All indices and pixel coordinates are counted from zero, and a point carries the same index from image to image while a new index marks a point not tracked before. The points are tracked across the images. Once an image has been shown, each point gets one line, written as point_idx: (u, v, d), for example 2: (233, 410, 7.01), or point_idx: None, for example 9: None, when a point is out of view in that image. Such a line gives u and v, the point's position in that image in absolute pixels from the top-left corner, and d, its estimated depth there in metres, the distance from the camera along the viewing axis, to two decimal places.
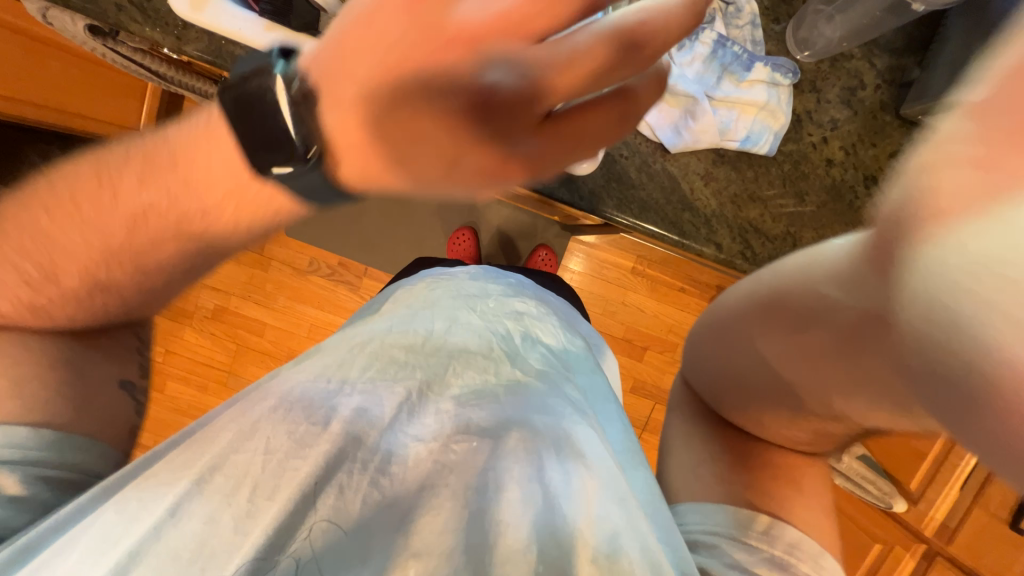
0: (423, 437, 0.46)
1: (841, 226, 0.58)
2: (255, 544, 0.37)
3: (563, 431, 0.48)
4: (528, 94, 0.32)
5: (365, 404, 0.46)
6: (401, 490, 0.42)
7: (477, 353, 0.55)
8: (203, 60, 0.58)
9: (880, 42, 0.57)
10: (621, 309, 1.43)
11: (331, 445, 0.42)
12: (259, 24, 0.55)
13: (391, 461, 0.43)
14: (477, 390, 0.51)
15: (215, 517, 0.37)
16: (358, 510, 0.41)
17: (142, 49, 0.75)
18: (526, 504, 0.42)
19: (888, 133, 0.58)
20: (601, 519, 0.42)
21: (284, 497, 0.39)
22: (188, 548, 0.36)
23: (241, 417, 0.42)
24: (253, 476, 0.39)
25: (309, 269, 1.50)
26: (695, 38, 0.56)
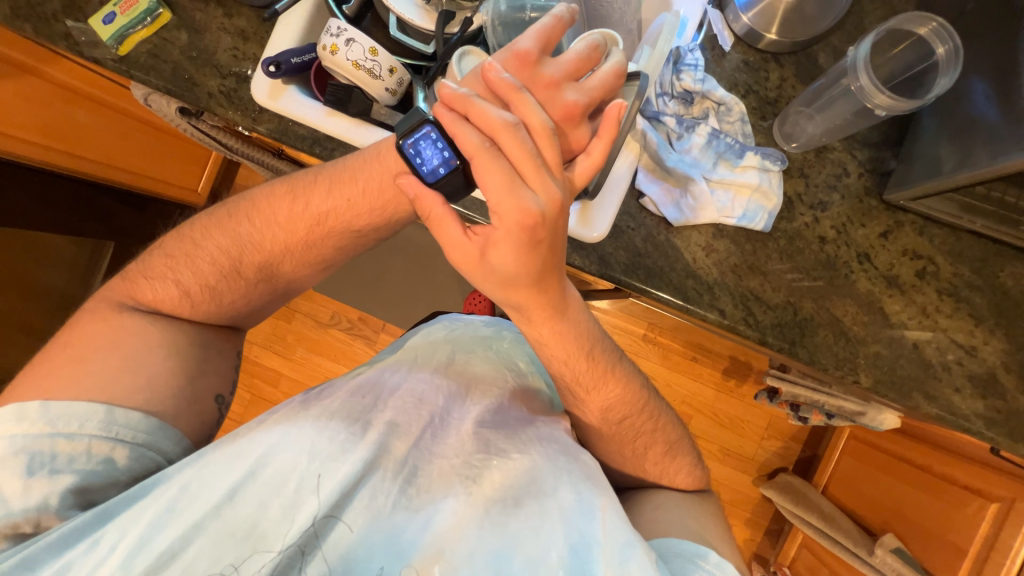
0: (445, 455, 0.56)
1: (839, 297, 0.63)
2: (302, 527, 0.49)
3: (555, 461, 0.56)
4: (499, 158, 0.46)
5: (396, 422, 0.56)
6: (423, 497, 0.53)
7: (489, 384, 0.64)
8: (271, 136, 0.69)
9: (859, 138, 0.64)
10: None
11: (365, 454, 0.52)
12: (322, 111, 0.65)
13: (417, 473, 0.54)
14: (492, 416, 0.60)
15: (265, 503, 0.49)
16: (384, 507, 0.51)
17: (219, 126, 0.89)
18: (511, 516, 0.52)
19: (876, 215, 0.64)
20: (570, 537, 0.50)
21: (324, 490, 0.50)
22: (246, 524, 0.48)
23: (289, 425, 0.52)
24: (299, 472, 0.50)
25: (329, 322, 1.57)
26: (692, 131, 0.63)
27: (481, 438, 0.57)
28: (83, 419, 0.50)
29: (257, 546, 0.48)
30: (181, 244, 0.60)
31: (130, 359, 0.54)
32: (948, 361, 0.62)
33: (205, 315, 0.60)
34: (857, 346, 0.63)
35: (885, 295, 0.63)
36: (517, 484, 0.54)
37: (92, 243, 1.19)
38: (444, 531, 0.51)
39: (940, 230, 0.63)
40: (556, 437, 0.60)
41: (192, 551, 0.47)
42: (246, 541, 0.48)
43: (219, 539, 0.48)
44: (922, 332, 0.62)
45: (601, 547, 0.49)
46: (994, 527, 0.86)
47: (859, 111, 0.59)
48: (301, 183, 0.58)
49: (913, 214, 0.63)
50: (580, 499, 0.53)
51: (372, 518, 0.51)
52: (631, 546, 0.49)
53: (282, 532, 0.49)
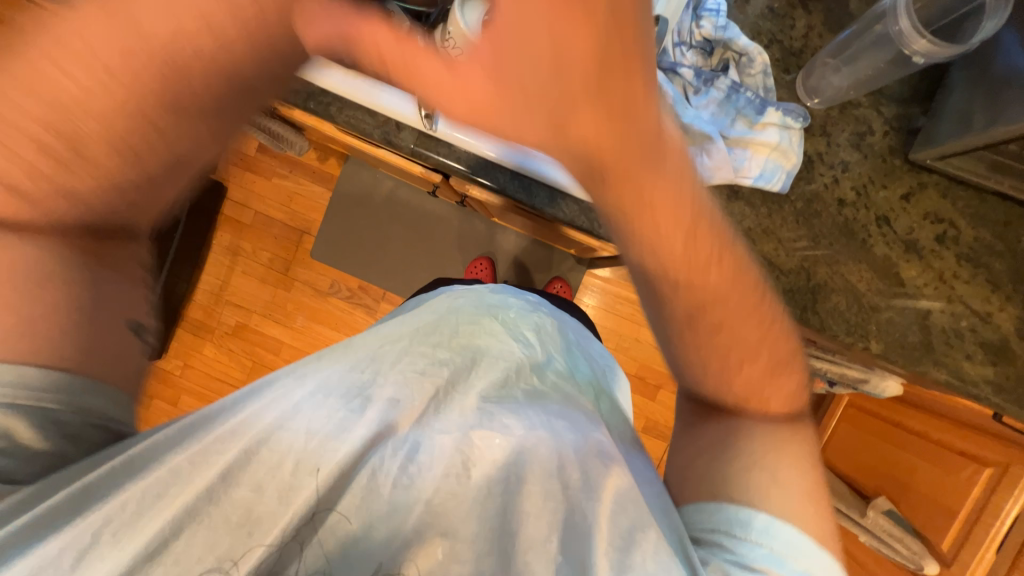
0: (446, 431, 0.54)
1: (855, 262, 0.61)
2: (301, 509, 0.47)
3: (574, 432, 0.54)
4: None
5: (397, 397, 0.55)
6: (425, 476, 0.51)
7: (493, 357, 0.63)
8: (261, 89, 0.65)
9: (886, 93, 0.61)
10: (633, 345, 1.47)
11: (366, 431, 0.52)
12: (316, 61, 0.61)
13: (417, 451, 0.52)
14: (495, 391, 0.58)
15: (261, 486, 0.47)
16: (383, 487, 0.50)
17: None
18: (511, 494, 0.51)
19: (899, 176, 0.61)
20: (601, 511, 0.49)
21: (322, 472, 0.48)
22: (241, 508, 0.46)
23: (284, 404, 0.51)
24: (297, 451, 0.49)
25: (329, 290, 1.55)
26: (710, 84, 0.60)
27: (482, 413, 0.56)
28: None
29: (254, 533, 0.46)
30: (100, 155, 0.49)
31: None
32: (962, 328, 0.61)
33: None
34: (870, 313, 0.61)
35: (902, 260, 0.61)
36: (522, 462, 0.52)
37: None
38: (445, 511, 0.50)
39: (963, 192, 0.60)
40: (563, 412, 0.57)
41: (188, 536, 0.45)
42: (242, 527, 0.46)
43: (215, 524, 0.46)
44: (937, 298, 0.61)
45: (601, 536, 0.48)
46: (985, 493, 0.88)
47: (894, 59, 0.54)
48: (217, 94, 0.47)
49: (937, 175, 0.60)
50: (587, 476, 0.51)
51: (372, 499, 0.50)
52: (634, 530, 0.46)
53: (280, 514, 0.47)
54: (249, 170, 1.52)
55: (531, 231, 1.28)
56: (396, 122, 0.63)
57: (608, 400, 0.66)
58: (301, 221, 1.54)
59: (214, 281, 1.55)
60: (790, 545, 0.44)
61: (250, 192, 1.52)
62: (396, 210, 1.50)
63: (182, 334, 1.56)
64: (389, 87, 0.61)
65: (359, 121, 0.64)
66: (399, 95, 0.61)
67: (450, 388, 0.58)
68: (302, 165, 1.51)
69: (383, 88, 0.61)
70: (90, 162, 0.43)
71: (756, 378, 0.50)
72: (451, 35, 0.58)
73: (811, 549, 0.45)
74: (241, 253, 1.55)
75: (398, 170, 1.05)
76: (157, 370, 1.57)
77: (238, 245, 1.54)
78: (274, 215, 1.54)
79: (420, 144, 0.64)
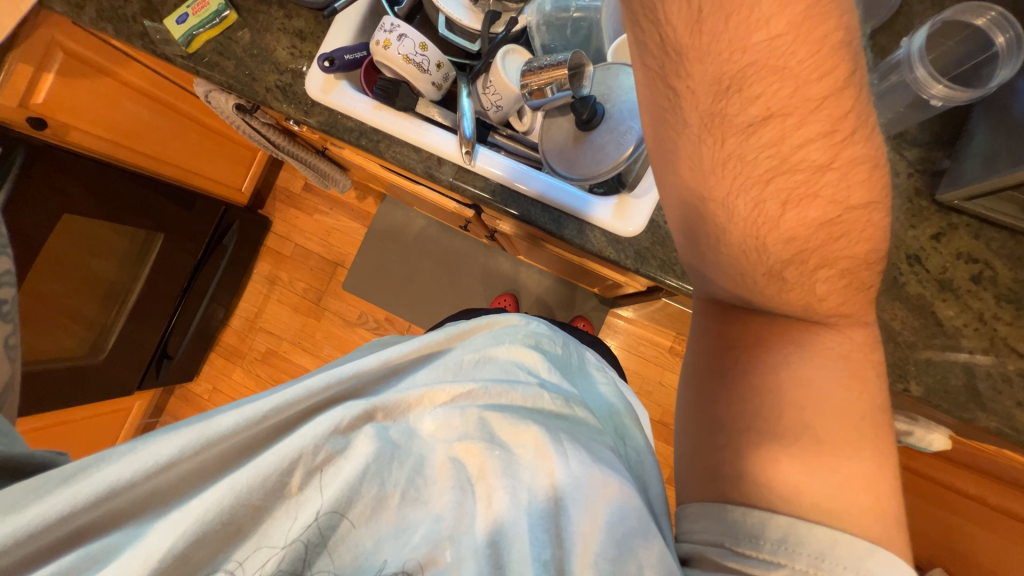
0: (449, 442, 0.51)
1: (887, 299, 0.61)
2: (304, 522, 0.45)
3: (574, 448, 0.50)
4: None
5: (395, 411, 0.52)
6: (431, 489, 0.49)
7: (495, 368, 0.58)
8: (321, 128, 0.72)
9: (908, 137, 0.63)
10: (657, 389, 1.43)
11: (370, 447, 0.48)
12: (370, 104, 0.68)
13: (423, 465, 0.50)
14: (500, 405, 0.54)
15: (265, 502, 0.45)
16: (390, 499, 0.47)
17: (269, 124, 0.94)
18: (523, 512, 0.47)
19: (928, 217, 0.61)
20: (591, 522, 0.45)
21: (326, 484, 0.46)
22: (243, 521, 0.44)
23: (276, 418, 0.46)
24: (299, 463, 0.46)
25: (357, 321, 1.60)
26: None
27: (488, 428, 0.52)
28: None
29: (259, 537, 0.45)
30: None
31: None
32: (1009, 371, 0.58)
33: None
34: (908, 352, 0.60)
35: (938, 300, 0.60)
36: (526, 475, 0.49)
37: (145, 233, 1.14)
38: (455, 525, 0.47)
39: (997, 233, 0.60)
40: (569, 426, 0.53)
41: (196, 549, 0.43)
42: (245, 539, 0.45)
43: (217, 535, 0.43)
44: (979, 340, 0.59)
45: (584, 538, 0.45)
46: None
47: (913, 104, 0.56)
48: None
49: (967, 216, 0.61)
50: (580, 488, 0.47)
51: (380, 512, 0.47)
52: (631, 537, 0.44)
53: (286, 524, 0.45)
54: (293, 206, 1.64)
55: (556, 269, 1.33)
56: (439, 158, 0.69)
57: (608, 406, 0.62)
58: (337, 254, 1.62)
59: (250, 308, 1.63)
60: (818, 556, 0.39)
61: (291, 227, 1.63)
62: (426, 246, 1.57)
63: (215, 357, 1.63)
64: (435, 126, 0.67)
65: (405, 157, 0.70)
66: (444, 134, 0.67)
67: (458, 402, 0.53)
68: (342, 202, 1.62)
69: (428, 128, 0.68)
70: None
71: (772, 362, 0.45)
72: (492, 84, 0.66)
73: (853, 556, 0.38)
74: (278, 282, 1.63)
75: (432, 206, 1.11)
76: (187, 392, 1.63)
77: (275, 275, 1.63)
78: (312, 248, 1.63)
79: (459, 177, 0.69)
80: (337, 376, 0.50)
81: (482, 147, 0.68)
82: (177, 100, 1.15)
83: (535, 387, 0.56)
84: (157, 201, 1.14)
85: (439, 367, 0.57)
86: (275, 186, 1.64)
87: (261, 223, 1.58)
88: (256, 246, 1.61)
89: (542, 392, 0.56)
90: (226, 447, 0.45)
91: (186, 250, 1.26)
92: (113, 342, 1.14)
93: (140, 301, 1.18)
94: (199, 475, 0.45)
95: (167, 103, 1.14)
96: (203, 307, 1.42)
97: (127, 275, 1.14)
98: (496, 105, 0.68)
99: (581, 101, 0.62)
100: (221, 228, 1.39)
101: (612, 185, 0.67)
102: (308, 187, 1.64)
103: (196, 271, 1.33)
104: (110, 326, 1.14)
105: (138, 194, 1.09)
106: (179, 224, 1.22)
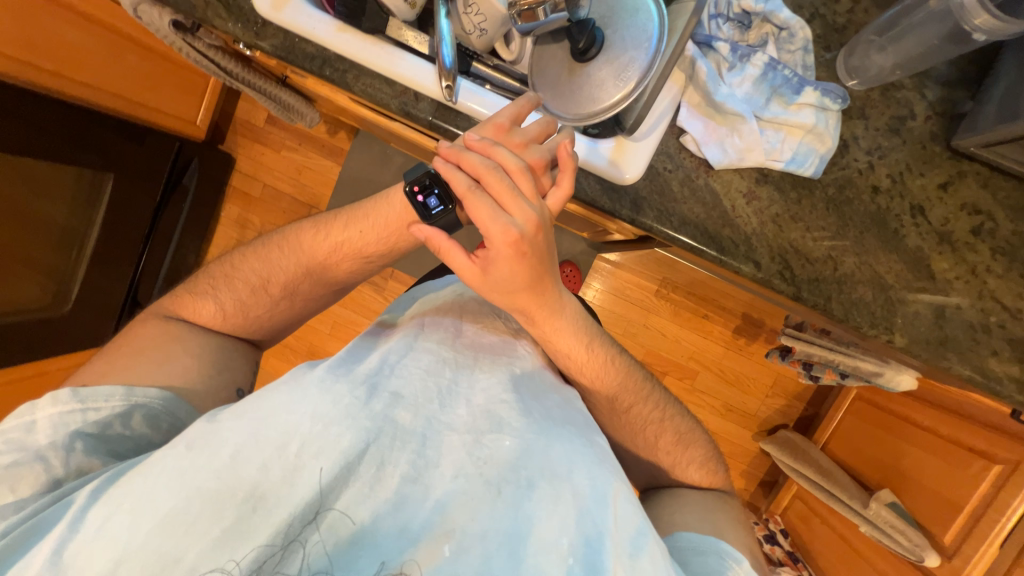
0: (455, 427, 0.50)
1: (885, 253, 0.59)
2: (296, 510, 0.44)
3: (578, 439, 0.53)
4: (472, 200, 0.49)
5: (402, 391, 0.50)
6: (434, 471, 0.47)
7: (505, 359, 0.59)
8: (276, 54, 0.62)
9: (932, 75, 0.59)
10: (642, 331, 1.43)
11: (371, 422, 0.47)
12: (332, 25, 0.58)
13: (427, 445, 0.48)
14: (508, 387, 0.54)
15: (264, 479, 0.44)
16: (388, 479, 0.46)
17: (216, 45, 0.81)
18: (535, 502, 0.47)
19: (938, 163, 0.59)
20: (614, 516, 0.47)
21: (325, 469, 0.44)
22: (232, 515, 0.43)
23: (295, 389, 0.48)
24: (301, 435, 0.45)
25: None
26: (746, 61, 0.57)
27: (497, 416, 0.51)
28: (107, 394, 0.53)
29: (240, 535, 0.43)
30: (221, 268, 0.65)
31: (171, 350, 0.59)
32: (990, 323, 0.59)
33: (233, 328, 0.64)
34: (896, 305, 0.59)
35: (935, 253, 0.59)
36: (532, 458, 0.49)
37: (91, 173, 1.03)
38: (455, 514, 0.45)
39: (1004, 183, 0.59)
40: (567, 418, 0.55)
41: (190, 523, 0.42)
42: (233, 530, 0.43)
43: (206, 533, 0.42)
44: (968, 293, 0.59)
45: (613, 537, 0.47)
46: (991, 489, 0.86)
47: (949, 36, 0.52)
48: (322, 221, 0.63)
49: (978, 164, 0.59)
50: (595, 484, 0.49)
51: (378, 489, 0.46)
52: (643, 535, 0.48)
53: (283, 498, 0.44)
54: (258, 141, 1.50)
55: None
56: (416, 93, 0.61)
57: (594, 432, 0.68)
58: (310, 195, 1.51)
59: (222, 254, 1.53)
60: None
61: (257, 164, 1.50)
62: None
63: None
64: (412, 53, 0.59)
65: (377, 91, 0.61)
66: (420, 64, 0.59)
67: (469, 392, 0.53)
68: (311, 137, 1.48)
69: (402, 56, 0.59)
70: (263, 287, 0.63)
71: None
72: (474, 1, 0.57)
73: None
74: (249, 226, 1.52)
75: (409, 144, 1.02)
76: None
77: (245, 218, 1.52)
78: (283, 188, 1.51)
79: (439, 116, 0.62)
80: (341, 370, 0.50)
81: (464, 80, 0.60)
82: (104, 13, 0.98)
83: (544, 385, 0.58)
84: (100, 134, 1.02)
85: (453, 353, 0.56)
86: (235, 118, 1.49)
87: (222, 160, 1.44)
88: (220, 186, 1.48)
89: (555, 392, 0.58)
90: (246, 420, 0.46)
91: (143, 190, 1.15)
92: (76, 291, 1.07)
93: (101, 246, 1.09)
94: (208, 443, 0.45)
95: (93, 18, 0.97)
96: (171, 255, 1.32)
97: (81, 220, 1.06)
98: (480, 28, 0.59)
99: (578, 25, 0.53)
100: (178, 167, 1.25)
101: (608, 126, 0.59)
102: (272, 118, 1.49)
103: (158, 214, 1.22)
104: (73, 274, 1.07)
105: (76, 125, 0.96)
106: (130, 161, 1.10)
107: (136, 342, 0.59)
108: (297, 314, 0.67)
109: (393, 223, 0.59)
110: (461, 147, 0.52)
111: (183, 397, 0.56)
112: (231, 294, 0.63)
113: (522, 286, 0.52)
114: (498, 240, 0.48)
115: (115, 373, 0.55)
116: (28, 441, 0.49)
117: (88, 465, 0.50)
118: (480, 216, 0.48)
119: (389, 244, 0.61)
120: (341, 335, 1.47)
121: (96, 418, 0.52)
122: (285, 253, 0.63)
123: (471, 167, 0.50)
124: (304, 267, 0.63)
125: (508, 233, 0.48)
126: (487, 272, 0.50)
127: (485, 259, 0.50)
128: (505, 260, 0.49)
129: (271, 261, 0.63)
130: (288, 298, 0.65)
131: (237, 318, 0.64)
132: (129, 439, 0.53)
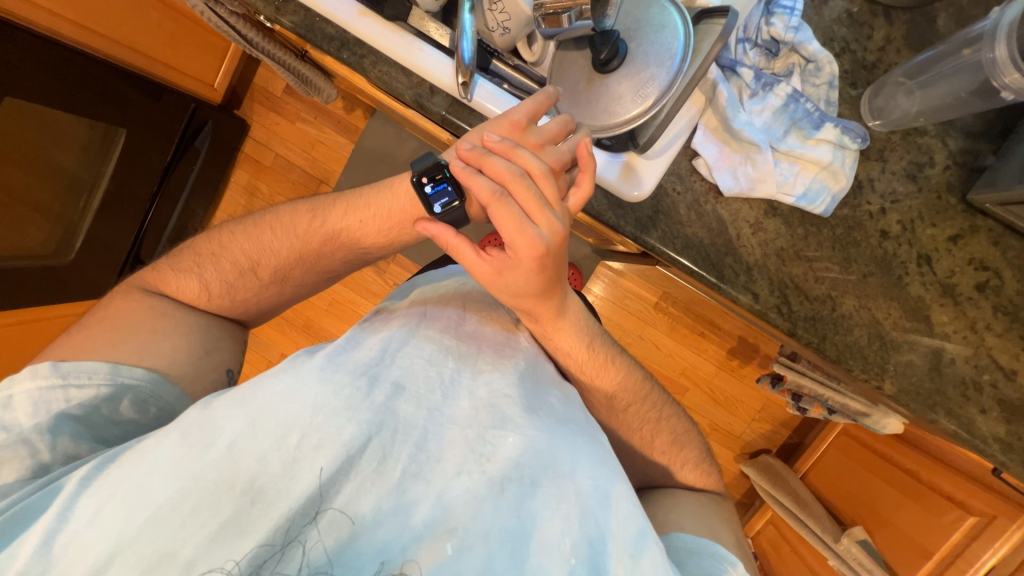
0: (457, 421, 0.50)
1: (886, 298, 0.58)
2: (298, 502, 0.44)
3: (579, 438, 0.52)
4: (498, 210, 0.48)
5: (404, 384, 0.51)
6: (435, 466, 0.47)
7: (509, 351, 0.58)
8: (294, 31, 0.61)
9: (957, 124, 0.58)
10: (636, 342, 1.43)
11: (372, 415, 0.47)
12: (354, 8, 0.58)
13: (428, 439, 0.48)
14: (512, 382, 0.54)
15: (265, 465, 0.45)
16: (390, 474, 0.46)
17: (238, 14, 0.81)
18: (537, 504, 0.47)
19: (951, 216, 0.58)
20: (616, 515, 0.48)
21: (326, 457, 0.45)
22: (232, 506, 0.43)
23: (294, 375, 0.48)
24: (302, 424, 0.46)
25: None
26: (769, 90, 0.56)
27: (500, 413, 0.51)
28: (90, 372, 0.53)
29: (238, 532, 0.43)
30: (210, 246, 0.65)
31: (157, 330, 0.59)
32: (983, 381, 0.58)
33: (221, 309, 0.65)
34: (888, 353, 0.59)
35: (936, 304, 0.58)
36: (535, 459, 0.48)
37: (104, 126, 1.03)
38: (457, 514, 0.45)
39: (1016, 242, 0.57)
40: (569, 417, 0.54)
41: (188, 514, 0.43)
42: (231, 522, 0.43)
43: (204, 526, 0.43)
44: (964, 347, 0.58)
45: (615, 540, 0.47)
46: (964, 539, 0.87)
47: (977, 90, 0.53)
48: (321, 206, 0.62)
49: (992, 220, 0.58)
50: (598, 483, 0.49)
51: (380, 485, 0.46)
52: (644, 537, 0.48)
53: (283, 488, 0.44)
54: (274, 110, 1.49)
55: None
56: (431, 86, 0.60)
57: None
58: (321, 170, 1.50)
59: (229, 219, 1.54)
60: None
61: (271, 133, 1.49)
62: None
63: None
64: (431, 45, 0.58)
65: (392, 79, 0.61)
66: (439, 56, 0.58)
67: (473, 386, 0.53)
68: (327, 112, 1.47)
69: (421, 47, 0.59)
70: (255, 274, 0.64)
71: None
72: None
73: None
74: (257, 194, 1.52)
75: (423, 132, 1.01)
76: None
77: (254, 186, 1.52)
78: (294, 160, 1.50)
79: (452, 112, 0.61)
80: (340, 359, 0.50)
81: (481, 77, 0.59)
82: None
83: (547, 381, 0.58)
84: (117, 87, 1.02)
85: (456, 347, 0.55)
86: (253, 85, 1.48)
87: (237, 125, 1.44)
88: (232, 151, 1.47)
89: (558, 390, 0.58)
90: (241, 407, 0.46)
91: (155, 148, 1.14)
92: (81, 243, 1.07)
93: (110, 200, 1.10)
94: (204, 434, 0.45)
95: None
96: (178, 212, 1.32)
97: (90, 171, 1.06)
98: (503, 26, 0.58)
99: (602, 35, 0.52)
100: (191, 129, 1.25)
101: (623, 139, 0.57)
102: (289, 89, 1.48)
103: (167, 171, 1.21)
104: (77, 226, 1.07)
105: (93, 76, 0.96)
106: (145, 118, 1.09)
107: (119, 320, 0.58)
108: (287, 298, 0.68)
109: (394, 218, 0.59)
110: (485, 151, 0.50)
111: (169, 379, 0.56)
112: (219, 270, 0.63)
113: (536, 291, 0.52)
114: (521, 249, 0.48)
115: (102, 350, 0.55)
116: (11, 421, 0.49)
117: (74, 450, 0.51)
118: (505, 226, 0.48)
119: (387, 237, 0.60)
120: (337, 312, 1.47)
121: (79, 399, 0.52)
122: (279, 235, 0.63)
123: (498, 175, 0.49)
124: (297, 251, 0.63)
125: (534, 245, 0.47)
126: (506, 277, 0.50)
127: (505, 265, 0.49)
128: (524, 270, 0.49)
129: (263, 243, 0.63)
130: (278, 283, 0.65)
131: (224, 299, 0.64)
132: (114, 423, 0.53)
